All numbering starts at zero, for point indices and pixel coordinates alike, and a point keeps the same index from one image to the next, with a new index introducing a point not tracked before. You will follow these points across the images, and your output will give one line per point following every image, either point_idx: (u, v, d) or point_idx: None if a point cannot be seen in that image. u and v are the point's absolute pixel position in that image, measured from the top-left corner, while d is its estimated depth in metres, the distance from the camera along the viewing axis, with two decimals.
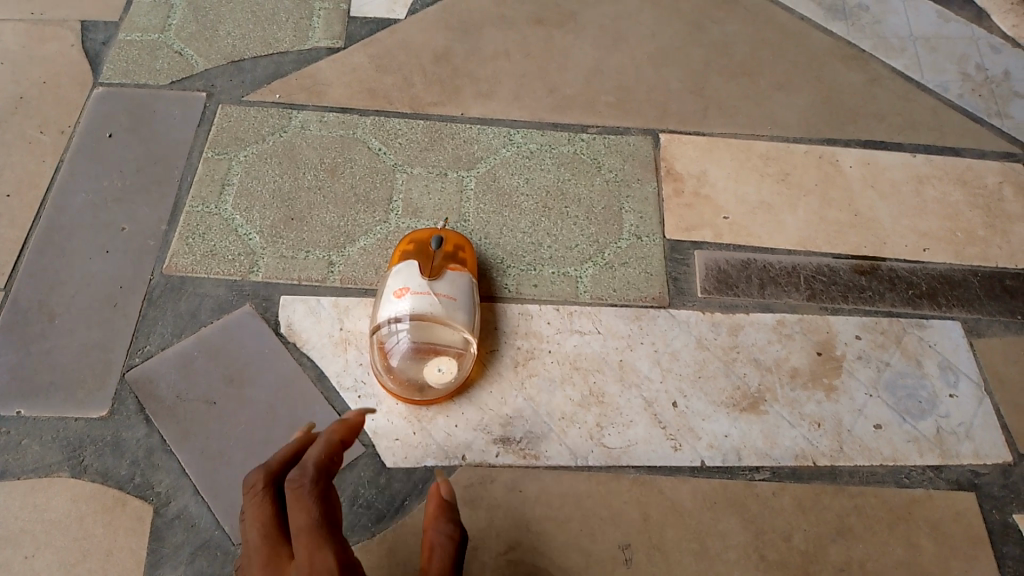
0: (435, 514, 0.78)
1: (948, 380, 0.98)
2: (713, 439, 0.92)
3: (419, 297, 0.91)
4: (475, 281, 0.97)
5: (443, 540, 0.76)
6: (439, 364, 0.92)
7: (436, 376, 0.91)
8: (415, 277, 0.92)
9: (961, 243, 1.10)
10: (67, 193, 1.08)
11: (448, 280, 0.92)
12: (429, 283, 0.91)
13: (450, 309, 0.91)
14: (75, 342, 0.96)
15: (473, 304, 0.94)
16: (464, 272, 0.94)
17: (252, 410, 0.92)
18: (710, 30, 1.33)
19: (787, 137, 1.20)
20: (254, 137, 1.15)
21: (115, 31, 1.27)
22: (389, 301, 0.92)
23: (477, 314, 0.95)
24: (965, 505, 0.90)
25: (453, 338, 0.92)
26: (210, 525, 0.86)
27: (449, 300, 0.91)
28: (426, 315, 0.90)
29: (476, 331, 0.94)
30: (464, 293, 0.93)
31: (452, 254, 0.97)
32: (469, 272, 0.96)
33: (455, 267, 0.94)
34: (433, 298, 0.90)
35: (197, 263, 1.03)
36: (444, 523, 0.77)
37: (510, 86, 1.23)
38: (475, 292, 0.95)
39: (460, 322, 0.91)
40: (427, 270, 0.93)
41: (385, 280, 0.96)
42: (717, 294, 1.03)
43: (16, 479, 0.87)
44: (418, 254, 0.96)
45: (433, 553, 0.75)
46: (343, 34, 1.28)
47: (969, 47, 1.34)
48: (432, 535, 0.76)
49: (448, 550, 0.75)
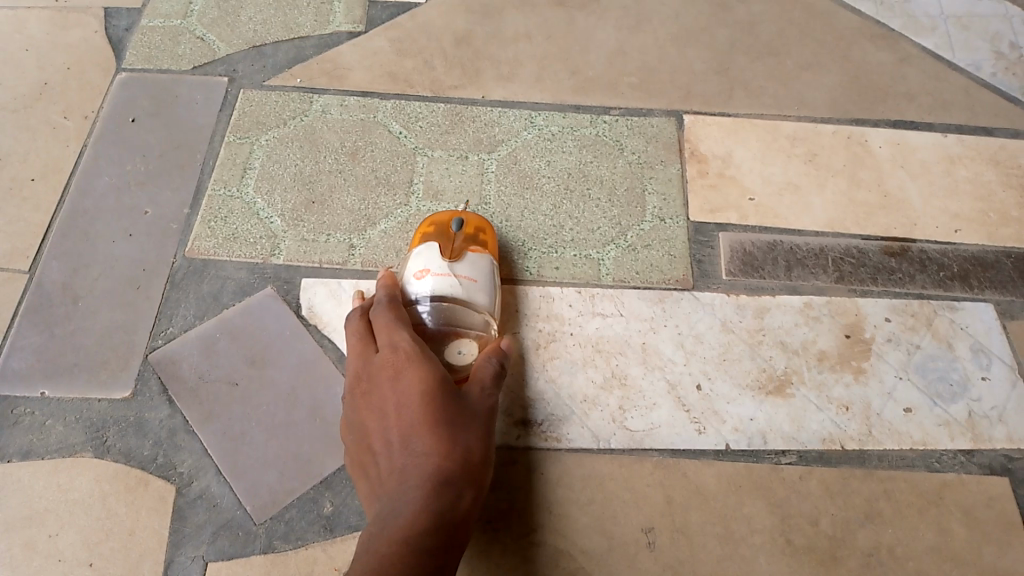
0: (493, 352, 0.86)
1: (981, 364, 0.96)
2: (738, 422, 0.91)
3: (441, 277, 0.89)
4: (496, 266, 0.96)
5: (489, 362, 0.84)
6: (461, 347, 0.86)
7: (460, 359, 0.85)
8: (436, 259, 0.91)
9: (995, 224, 1.07)
10: (90, 178, 1.09)
11: (470, 261, 0.92)
12: (450, 265, 0.90)
13: (472, 292, 0.89)
14: (99, 323, 0.97)
15: (493, 288, 0.93)
16: (485, 254, 0.94)
17: (274, 392, 0.92)
18: (735, 10, 1.31)
19: (814, 118, 1.18)
20: (275, 121, 1.15)
21: (138, 17, 1.27)
22: (411, 283, 0.90)
23: (498, 301, 0.93)
24: (999, 490, 0.87)
25: (476, 320, 0.89)
26: (231, 505, 0.86)
27: (471, 282, 0.90)
28: (449, 297, 0.88)
29: (495, 318, 0.92)
30: (485, 275, 0.92)
31: (474, 235, 0.97)
32: (490, 255, 0.96)
33: (476, 249, 0.94)
34: (456, 280, 0.89)
35: (219, 246, 1.02)
36: (496, 360, 0.85)
37: (531, 69, 1.22)
38: (495, 276, 0.94)
39: (481, 305, 0.90)
40: (448, 249, 0.92)
41: (405, 262, 0.95)
42: (742, 276, 1.02)
43: (41, 459, 0.88)
44: (439, 236, 0.95)
45: (480, 366, 0.83)
46: (364, 18, 1.28)
47: (1003, 25, 1.31)
48: (480, 359, 0.85)
49: (491, 371, 0.83)
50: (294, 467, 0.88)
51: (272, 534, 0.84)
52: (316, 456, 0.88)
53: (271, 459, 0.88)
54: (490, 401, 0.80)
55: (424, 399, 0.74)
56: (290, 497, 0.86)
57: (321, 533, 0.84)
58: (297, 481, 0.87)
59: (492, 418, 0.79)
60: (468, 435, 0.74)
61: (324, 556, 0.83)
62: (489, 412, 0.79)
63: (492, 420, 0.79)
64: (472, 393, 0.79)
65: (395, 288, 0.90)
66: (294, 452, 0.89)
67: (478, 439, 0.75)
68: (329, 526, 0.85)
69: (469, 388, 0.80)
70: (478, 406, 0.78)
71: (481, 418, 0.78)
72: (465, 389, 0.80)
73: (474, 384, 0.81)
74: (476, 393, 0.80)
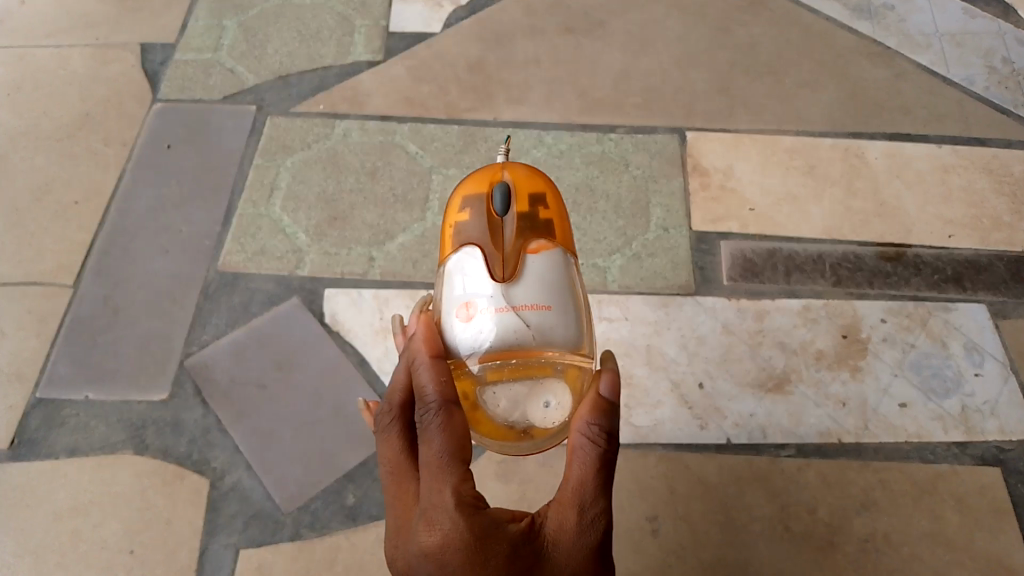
0: (593, 408, 0.58)
1: (974, 361, 1.00)
2: (739, 418, 0.96)
3: (496, 314, 0.62)
4: (569, 259, 0.70)
5: (588, 444, 0.56)
6: (544, 397, 0.60)
7: (547, 421, 0.61)
8: (484, 285, 0.64)
9: (988, 229, 1.12)
10: (129, 199, 1.17)
11: (533, 274, 0.65)
12: (504, 293, 0.63)
13: (547, 326, 0.62)
14: (138, 332, 1.04)
15: (572, 300, 0.66)
16: (551, 252, 0.68)
17: (300, 393, 0.99)
18: (735, 33, 1.37)
19: (811, 132, 1.23)
20: (300, 145, 1.22)
21: (172, 52, 1.36)
22: (457, 326, 0.63)
23: (580, 311, 0.66)
24: (991, 479, 0.92)
25: (557, 361, 0.62)
26: (262, 497, 0.92)
27: (538, 310, 0.63)
28: (514, 342, 0.61)
29: (585, 342, 0.65)
30: (557, 287, 0.65)
31: (533, 219, 0.71)
32: (561, 247, 0.70)
33: (535, 249, 0.67)
34: (516, 312, 0.62)
35: (249, 260, 1.09)
36: (608, 422, 0.57)
37: (540, 91, 1.29)
38: (567, 280, 0.67)
39: (560, 341, 0.62)
40: (500, 260, 0.66)
41: (443, 284, 0.68)
42: (742, 281, 1.06)
43: (85, 456, 0.95)
44: (484, 241, 0.68)
45: (575, 460, 0.56)
46: (383, 48, 1.36)
47: (996, 41, 1.35)
48: (575, 434, 0.57)
49: (592, 463, 0.55)
50: (319, 461, 0.94)
51: (299, 523, 0.90)
52: (340, 452, 0.94)
53: (298, 454, 0.94)
54: (592, 535, 0.54)
55: None
56: (316, 489, 0.92)
57: (344, 522, 0.90)
58: (322, 475, 0.93)
59: (597, 561, 0.54)
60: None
61: (348, 543, 0.89)
62: (589, 552, 0.54)
63: (596, 557, 0.54)
64: (555, 547, 0.53)
65: (441, 365, 0.58)
66: (319, 448, 0.95)
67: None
68: (352, 516, 0.91)
69: (552, 534, 0.54)
70: (568, 569, 0.53)
71: None
72: (549, 537, 0.54)
73: (562, 512, 0.54)
74: (565, 538, 0.53)
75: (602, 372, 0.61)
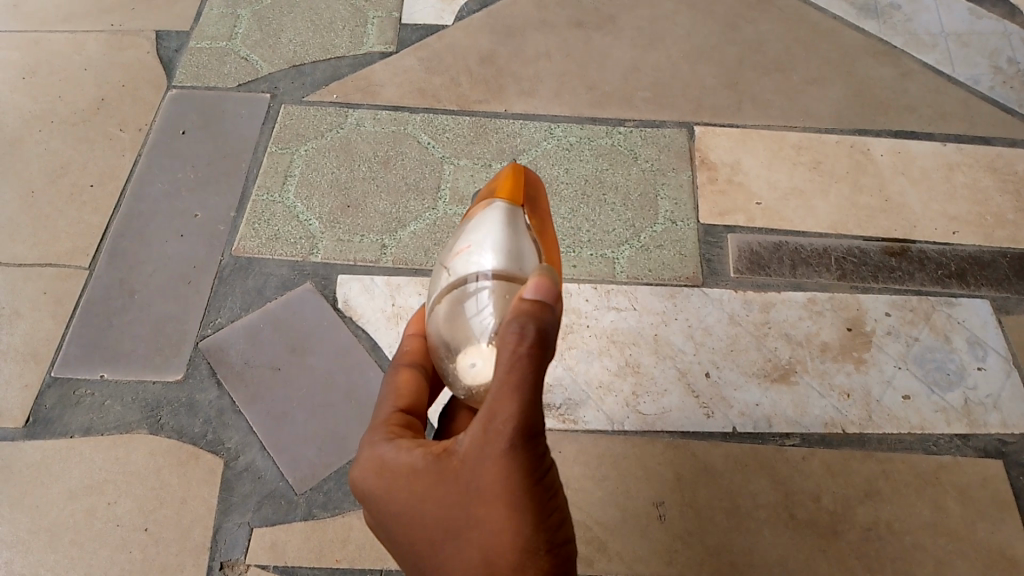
0: (526, 312, 0.45)
1: (976, 355, 1.01)
2: (745, 407, 0.97)
3: (436, 281, 0.61)
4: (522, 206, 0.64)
5: (507, 345, 0.44)
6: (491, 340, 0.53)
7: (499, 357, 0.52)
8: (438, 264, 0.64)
9: (991, 226, 1.13)
10: (145, 183, 1.18)
11: (470, 229, 0.61)
12: (444, 259, 0.62)
13: (467, 262, 0.57)
14: (153, 314, 1.06)
15: (507, 231, 0.59)
16: (488, 204, 0.63)
17: (313, 376, 1.00)
18: (744, 29, 1.38)
19: (819, 129, 1.24)
20: (314, 133, 1.24)
21: (186, 40, 1.37)
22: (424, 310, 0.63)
23: (523, 241, 0.59)
24: (992, 470, 0.93)
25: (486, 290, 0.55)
26: (275, 477, 0.94)
27: (461, 255, 0.59)
28: (442, 297, 0.58)
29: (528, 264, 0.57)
30: (486, 225, 0.60)
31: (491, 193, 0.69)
32: (507, 198, 0.64)
33: (478, 209, 0.64)
34: (445, 269, 0.60)
35: (263, 246, 1.11)
36: (531, 322, 0.44)
37: (551, 84, 1.30)
38: (508, 218, 0.61)
39: (479, 271, 0.56)
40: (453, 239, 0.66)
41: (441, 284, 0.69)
42: (749, 274, 1.08)
43: (101, 434, 0.96)
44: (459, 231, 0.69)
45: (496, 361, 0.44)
46: (395, 39, 1.37)
47: (1002, 41, 1.37)
48: (502, 333, 0.45)
49: (508, 364, 0.43)
50: (331, 443, 0.96)
51: (311, 503, 0.92)
52: (352, 435, 0.96)
53: (311, 437, 0.96)
54: (507, 444, 0.43)
55: (408, 521, 0.47)
56: (328, 470, 0.94)
57: (356, 503, 0.92)
58: (334, 456, 0.95)
59: (514, 477, 0.43)
60: (472, 539, 0.44)
61: (360, 523, 0.91)
62: (494, 469, 0.43)
63: (509, 474, 0.43)
64: (464, 465, 0.45)
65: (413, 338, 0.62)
66: (332, 431, 0.96)
67: (488, 537, 0.43)
68: None
69: (463, 454, 0.46)
70: (475, 485, 0.44)
71: (490, 501, 0.43)
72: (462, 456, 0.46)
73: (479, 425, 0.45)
74: (474, 455, 0.45)
75: (535, 275, 0.50)
